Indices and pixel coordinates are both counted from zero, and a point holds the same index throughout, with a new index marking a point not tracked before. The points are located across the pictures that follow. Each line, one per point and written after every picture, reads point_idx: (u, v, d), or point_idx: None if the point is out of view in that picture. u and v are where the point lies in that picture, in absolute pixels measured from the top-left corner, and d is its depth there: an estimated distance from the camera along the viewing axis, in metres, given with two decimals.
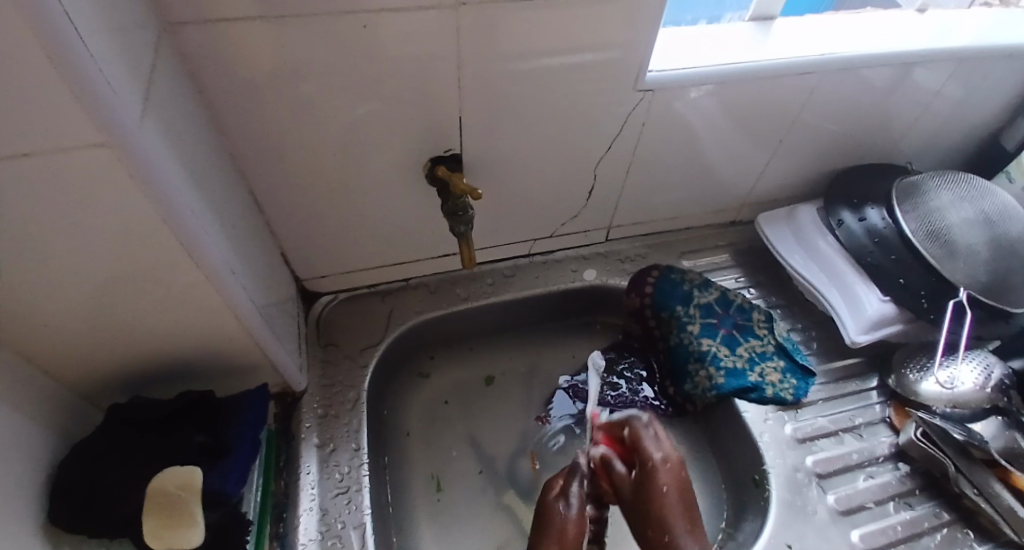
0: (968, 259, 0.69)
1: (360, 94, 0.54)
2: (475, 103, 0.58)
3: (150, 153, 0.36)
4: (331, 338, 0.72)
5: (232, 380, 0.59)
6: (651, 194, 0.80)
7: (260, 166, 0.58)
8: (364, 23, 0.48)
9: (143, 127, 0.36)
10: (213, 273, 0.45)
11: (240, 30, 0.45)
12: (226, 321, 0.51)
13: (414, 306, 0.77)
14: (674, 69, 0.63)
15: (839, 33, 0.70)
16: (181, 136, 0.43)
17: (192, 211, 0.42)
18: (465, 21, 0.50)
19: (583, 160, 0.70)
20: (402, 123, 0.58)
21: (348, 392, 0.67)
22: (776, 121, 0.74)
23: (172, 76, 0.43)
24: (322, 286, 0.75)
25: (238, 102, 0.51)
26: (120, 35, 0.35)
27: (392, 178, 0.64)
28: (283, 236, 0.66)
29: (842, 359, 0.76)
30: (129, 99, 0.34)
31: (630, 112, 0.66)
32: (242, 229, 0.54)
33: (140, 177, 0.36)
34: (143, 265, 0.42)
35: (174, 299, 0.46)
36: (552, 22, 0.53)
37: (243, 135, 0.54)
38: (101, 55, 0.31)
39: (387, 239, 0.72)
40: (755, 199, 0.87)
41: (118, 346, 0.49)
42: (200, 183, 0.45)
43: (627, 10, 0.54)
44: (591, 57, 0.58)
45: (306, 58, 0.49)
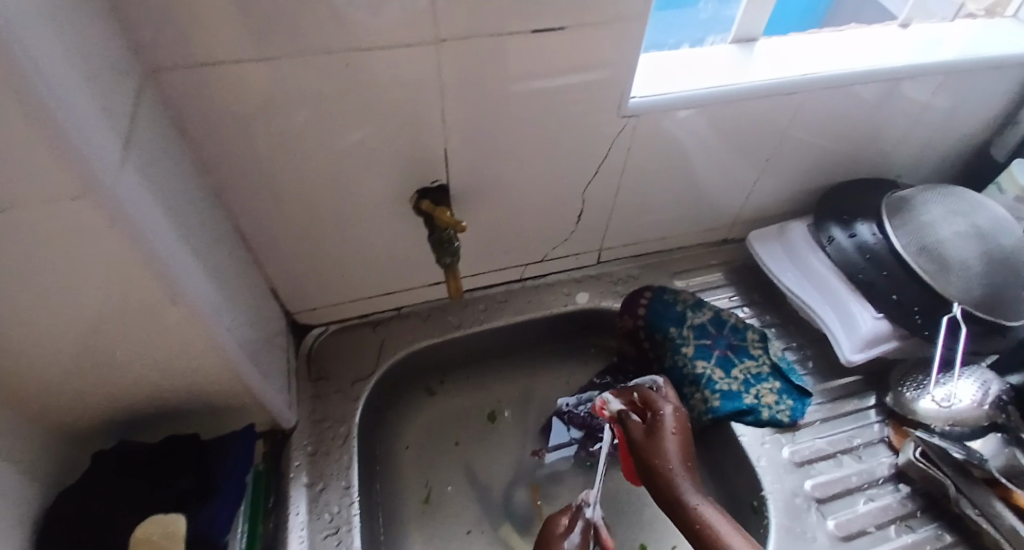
0: (960, 273, 0.68)
1: (346, 129, 0.54)
2: (459, 133, 0.59)
3: (131, 201, 0.36)
4: (322, 371, 0.72)
5: (222, 421, 0.59)
6: (641, 215, 0.80)
7: (247, 204, 0.58)
8: (347, 62, 0.48)
9: (124, 174, 0.36)
10: (197, 315, 0.45)
11: (223, 72, 0.46)
12: (212, 362, 0.50)
13: (406, 335, 0.76)
14: (660, 94, 0.63)
15: (823, 52, 0.71)
16: (163, 180, 0.42)
17: (176, 255, 0.42)
18: (447, 56, 0.51)
19: (570, 185, 0.71)
20: (388, 155, 0.58)
21: (339, 426, 0.66)
22: (763, 139, 0.74)
23: (154, 121, 0.43)
24: (313, 319, 0.74)
25: (223, 141, 0.51)
26: (101, 87, 0.35)
27: (380, 210, 0.64)
28: (272, 270, 0.66)
29: (839, 378, 0.76)
30: (111, 149, 0.34)
31: (615, 137, 0.66)
32: (228, 267, 0.54)
33: (122, 228, 0.35)
34: (126, 310, 0.42)
35: (159, 342, 0.46)
36: (534, 54, 0.54)
37: (228, 173, 0.54)
38: (80, 108, 0.31)
39: (377, 269, 0.72)
40: (744, 217, 0.87)
41: (104, 391, 0.49)
42: (183, 226, 0.45)
43: (607, 39, 0.55)
44: (573, 86, 0.58)
45: (290, 97, 0.50)
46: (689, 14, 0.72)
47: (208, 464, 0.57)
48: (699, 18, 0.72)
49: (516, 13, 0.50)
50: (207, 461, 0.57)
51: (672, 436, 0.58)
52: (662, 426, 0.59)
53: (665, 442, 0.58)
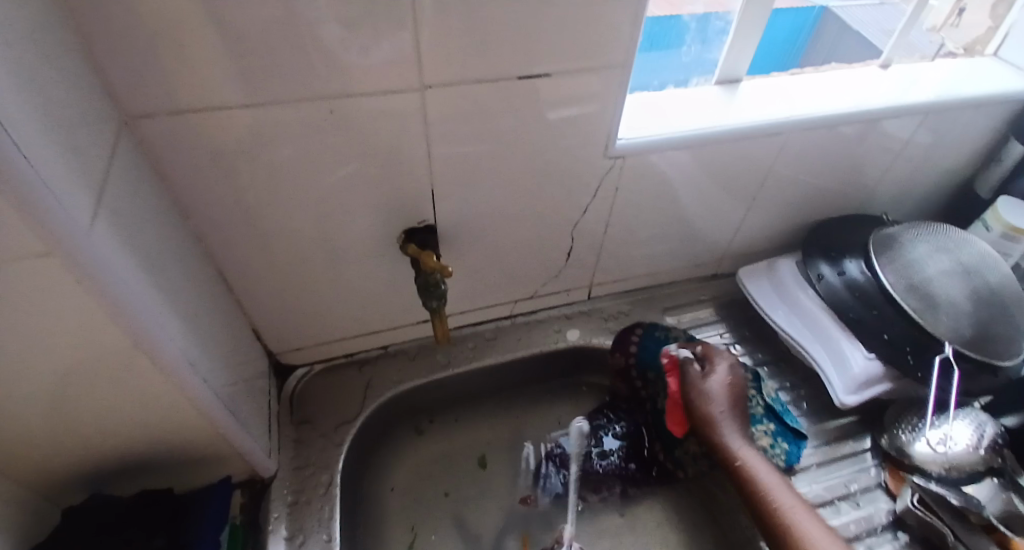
0: (950, 312, 0.68)
1: (330, 173, 0.54)
2: (446, 175, 0.58)
3: (101, 256, 0.35)
4: (305, 415, 0.70)
5: (199, 473, 0.56)
6: (630, 251, 0.79)
7: (229, 247, 0.57)
8: (331, 108, 0.48)
9: (94, 228, 0.35)
10: (170, 368, 0.43)
11: (204, 119, 0.45)
12: (187, 414, 0.48)
13: (393, 375, 0.74)
14: (646, 136, 0.63)
15: (805, 93, 0.72)
16: (139, 230, 0.41)
17: (150, 307, 0.41)
18: (432, 101, 0.51)
19: (558, 223, 0.70)
20: (374, 197, 0.58)
21: (320, 474, 0.64)
22: (750, 176, 0.75)
23: (131, 169, 0.42)
24: (297, 360, 0.73)
25: (203, 186, 0.50)
26: (73, 141, 0.34)
27: (366, 251, 0.63)
28: (254, 312, 0.64)
29: (833, 419, 0.75)
30: (81, 203, 0.33)
31: (603, 177, 0.66)
32: (206, 313, 0.52)
33: (90, 283, 0.34)
34: (94, 365, 0.40)
35: (131, 395, 0.44)
36: (520, 99, 0.54)
37: (210, 217, 0.53)
38: (47, 164, 0.30)
39: (363, 308, 0.70)
40: (734, 253, 0.87)
41: (70, 447, 0.47)
42: (159, 276, 0.43)
43: (592, 83, 0.55)
44: (560, 128, 0.58)
45: (274, 143, 0.49)
46: (672, 57, 0.72)
47: (180, 520, 0.54)
48: (681, 61, 0.72)
49: (500, 59, 0.50)
50: (179, 516, 0.54)
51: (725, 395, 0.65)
52: (715, 387, 0.66)
53: (719, 399, 0.65)
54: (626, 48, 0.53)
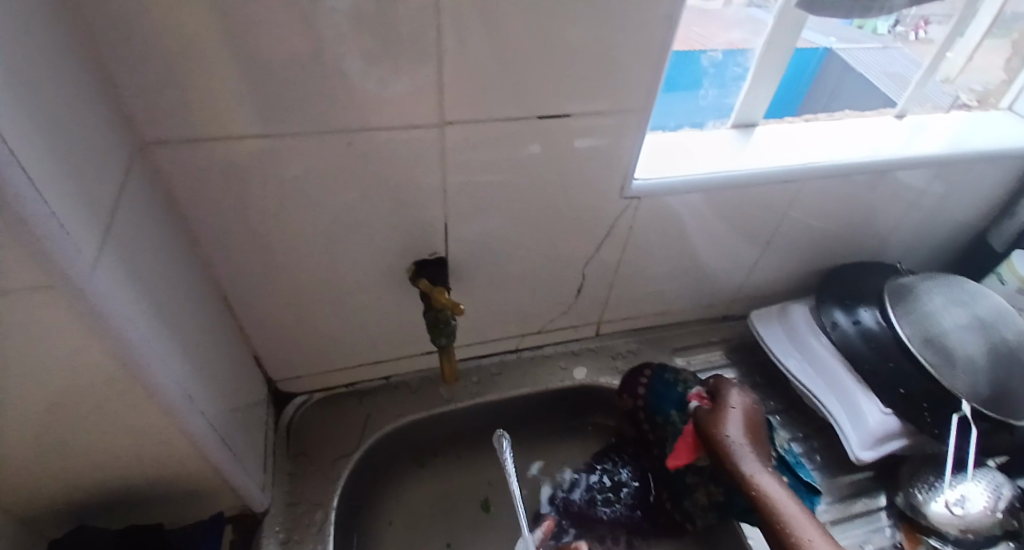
0: (968, 368, 0.66)
1: (344, 204, 0.53)
2: (460, 209, 0.58)
3: (105, 287, 0.34)
4: (302, 447, 0.68)
5: (189, 507, 0.54)
6: (641, 290, 0.78)
7: (236, 274, 0.56)
8: (349, 141, 0.48)
9: (101, 259, 0.34)
10: (168, 402, 0.42)
11: (220, 148, 0.45)
12: (181, 448, 0.47)
13: (394, 408, 0.73)
14: (660, 178, 0.63)
15: (821, 140, 0.72)
16: (146, 259, 0.41)
17: (151, 338, 0.39)
18: (450, 138, 0.50)
19: (570, 260, 0.69)
20: (387, 229, 0.57)
21: (314, 511, 0.61)
22: (764, 219, 0.74)
23: (142, 197, 0.42)
24: (297, 388, 0.71)
25: (214, 213, 0.49)
26: (85, 170, 0.34)
27: (375, 282, 0.62)
28: (257, 339, 0.63)
29: (852, 473, 0.73)
30: (88, 233, 0.32)
31: (618, 217, 0.65)
32: (208, 342, 0.51)
33: (92, 317, 0.33)
34: (89, 397, 0.39)
35: (124, 428, 0.43)
36: (538, 138, 0.53)
37: (219, 244, 0.52)
38: (56, 195, 0.29)
39: (367, 339, 0.69)
40: (746, 295, 0.86)
41: (57, 479, 0.45)
42: (163, 306, 0.42)
43: (611, 125, 0.55)
44: (576, 168, 0.58)
45: (289, 173, 0.49)
46: (689, 100, 0.72)
47: None
48: (698, 104, 0.72)
49: (520, 99, 0.50)
50: None
51: (737, 421, 0.61)
52: (729, 415, 0.62)
53: (730, 423, 0.61)
54: (646, 92, 0.53)
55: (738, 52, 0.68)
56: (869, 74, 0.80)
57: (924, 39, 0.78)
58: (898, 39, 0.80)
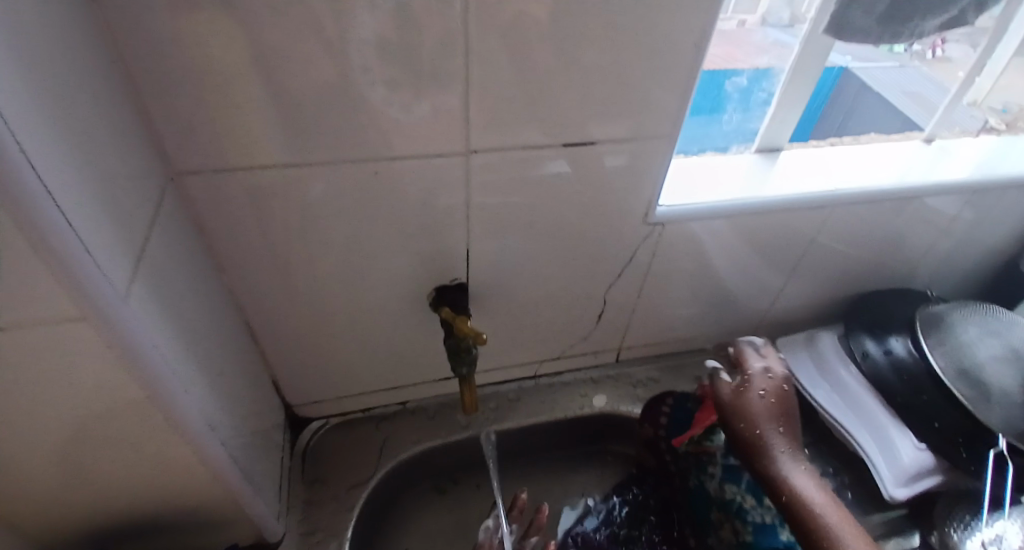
0: (1003, 402, 0.63)
1: (368, 231, 0.53)
2: (483, 235, 0.57)
3: (135, 319, 0.34)
4: (317, 474, 0.67)
5: (205, 537, 0.53)
6: (663, 317, 0.77)
7: (258, 299, 0.56)
8: (375, 169, 0.48)
9: (130, 290, 0.34)
10: (190, 431, 0.41)
11: (248, 176, 0.45)
12: (200, 477, 0.46)
13: (410, 434, 0.72)
14: (683, 204, 0.62)
15: (847, 166, 0.71)
16: (172, 287, 0.41)
17: (176, 368, 0.39)
18: (475, 165, 0.50)
19: (592, 286, 0.69)
20: (409, 255, 0.57)
21: (329, 541, 0.60)
22: (789, 245, 0.73)
23: (170, 224, 0.42)
24: (314, 412, 0.70)
25: (239, 238, 0.50)
26: (117, 200, 0.34)
27: (395, 307, 0.62)
28: (276, 363, 0.63)
29: (883, 511, 0.70)
30: (118, 264, 0.33)
31: (641, 243, 0.65)
32: (229, 367, 0.51)
33: (120, 348, 0.33)
34: (110, 427, 0.38)
35: (144, 457, 0.42)
36: (563, 165, 0.53)
37: (242, 268, 0.52)
38: (89, 227, 0.30)
39: (386, 364, 0.68)
40: (770, 322, 0.84)
41: (77, 507, 0.44)
42: (188, 334, 0.42)
43: (636, 152, 0.54)
44: (600, 195, 0.57)
45: (314, 200, 0.49)
46: (714, 124, 0.71)
47: None
48: (722, 129, 0.72)
49: (545, 127, 0.49)
50: None
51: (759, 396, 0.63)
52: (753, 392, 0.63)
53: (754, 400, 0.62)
54: (672, 119, 0.53)
55: (763, 77, 0.69)
56: (888, 92, 0.82)
57: (942, 58, 0.78)
58: (916, 58, 0.79)
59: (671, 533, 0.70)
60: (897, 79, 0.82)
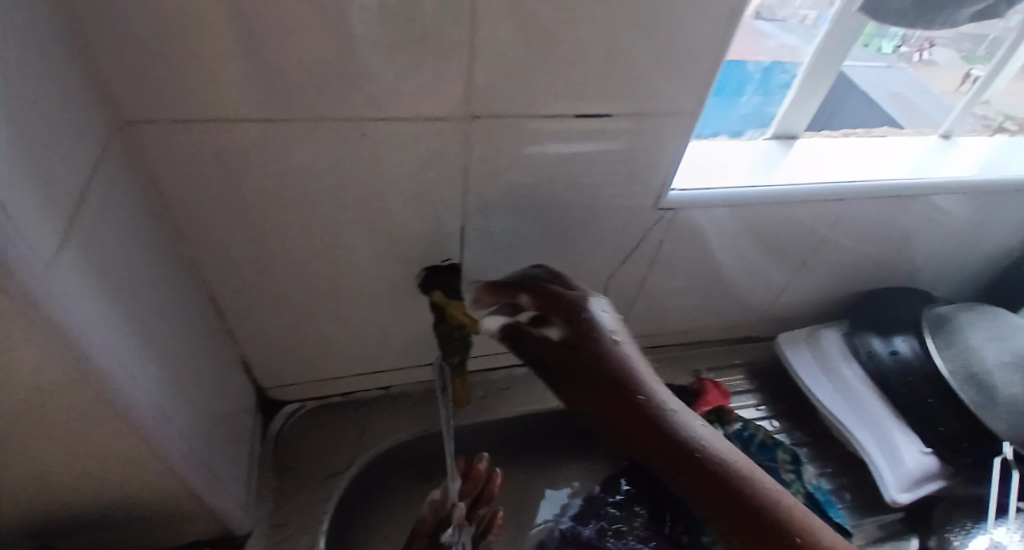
0: (1012, 410, 0.60)
1: (352, 202, 0.48)
2: (480, 213, 0.52)
3: (69, 297, 0.28)
4: (289, 462, 0.62)
5: (162, 533, 0.49)
6: (663, 307, 0.73)
7: (226, 271, 0.50)
8: (362, 132, 0.42)
9: (62, 261, 0.28)
10: (142, 425, 0.36)
11: (213, 130, 0.39)
12: (154, 474, 0.41)
13: (392, 422, 0.67)
14: (697, 189, 0.58)
15: (865, 157, 0.68)
16: (119, 256, 0.35)
17: (123, 355, 0.33)
18: (476, 134, 0.45)
19: (593, 274, 0.64)
20: (397, 231, 0.51)
21: (302, 535, 0.56)
22: (800, 239, 0.69)
23: (118, 182, 0.36)
24: (287, 395, 0.65)
25: (203, 203, 0.44)
26: (45, 150, 0.28)
27: (380, 287, 0.57)
28: (246, 342, 0.57)
29: (878, 514, 0.69)
30: (46, 232, 0.27)
31: (648, 230, 0.60)
32: (190, 349, 0.46)
33: (48, 332, 0.27)
34: (42, 419, 0.33)
35: (86, 452, 0.37)
36: (573, 139, 0.48)
37: (207, 237, 0.47)
38: (7, 182, 0.24)
39: (368, 347, 0.63)
40: (771, 317, 0.81)
41: (9, 502, 0.39)
42: (139, 312, 0.37)
43: (652, 129, 0.50)
44: (610, 175, 0.53)
45: (291, 163, 0.43)
46: (731, 108, 0.65)
47: None
48: (740, 113, 0.66)
49: (558, 94, 0.44)
50: None
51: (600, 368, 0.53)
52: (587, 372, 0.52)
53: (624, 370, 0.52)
54: (694, 94, 0.48)
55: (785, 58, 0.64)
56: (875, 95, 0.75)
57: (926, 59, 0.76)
58: (903, 59, 0.75)
59: (663, 532, 0.66)
60: (884, 80, 0.75)
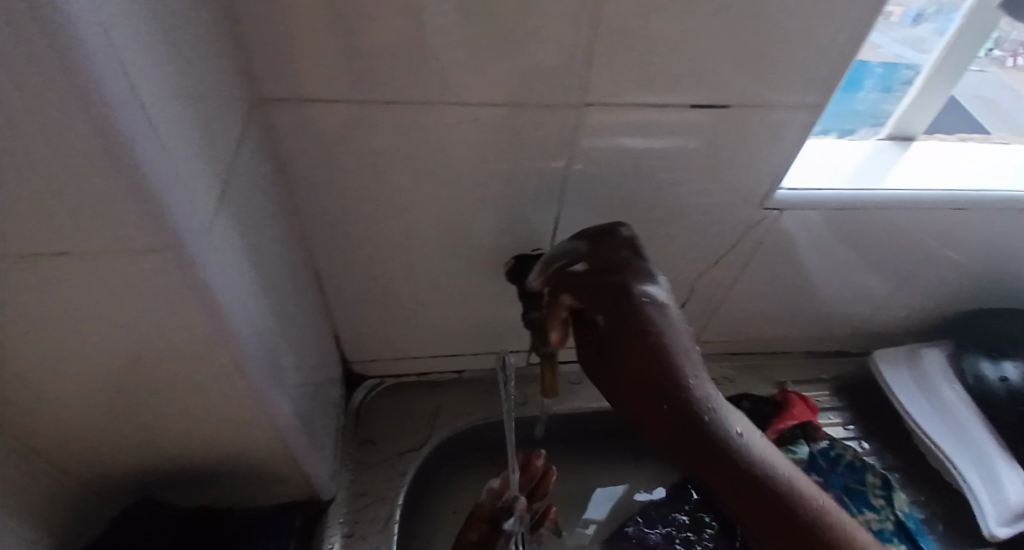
0: None
1: (456, 186, 0.49)
2: (577, 203, 0.53)
3: (214, 258, 0.30)
4: (369, 435, 0.64)
5: (259, 491, 0.52)
6: (748, 313, 0.70)
7: (330, 248, 0.52)
8: (473, 116, 0.43)
9: (213, 224, 0.30)
10: (260, 385, 0.38)
11: (336, 109, 0.41)
12: (263, 433, 0.43)
13: (464, 406, 0.68)
14: (807, 188, 0.56)
15: (991, 163, 0.62)
16: (253, 224, 0.37)
17: (249, 317, 0.36)
18: (586, 121, 0.45)
19: (681, 272, 0.63)
20: (493, 217, 0.52)
21: (380, 506, 0.58)
22: (910, 252, 0.64)
23: (254, 155, 0.38)
24: (370, 371, 0.68)
25: (317, 179, 0.46)
26: (206, 119, 0.30)
27: (470, 273, 0.58)
28: (339, 317, 0.60)
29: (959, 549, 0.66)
30: (204, 195, 0.29)
31: (748, 230, 0.59)
32: (299, 318, 0.48)
33: (196, 290, 0.29)
34: (178, 373, 0.35)
35: (208, 407, 0.39)
36: (679, 130, 0.47)
37: (317, 213, 0.49)
38: (172, 143, 0.25)
39: (450, 331, 0.65)
40: (865, 331, 0.76)
41: (137, 449, 0.42)
42: (265, 278, 0.39)
43: (762, 121, 0.48)
44: (714, 169, 0.52)
45: (404, 145, 0.44)
46: (845, 102, 0.61)
47: None
48: (853, 109, 0.61)
49: (670, 82, 0.43)
50: None
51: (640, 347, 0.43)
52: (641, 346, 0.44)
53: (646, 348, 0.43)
54: (812, 86, 0.46)
55: (910, 52, 0.59)
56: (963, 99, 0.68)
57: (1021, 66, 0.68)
58: (995, 63, 0.68)
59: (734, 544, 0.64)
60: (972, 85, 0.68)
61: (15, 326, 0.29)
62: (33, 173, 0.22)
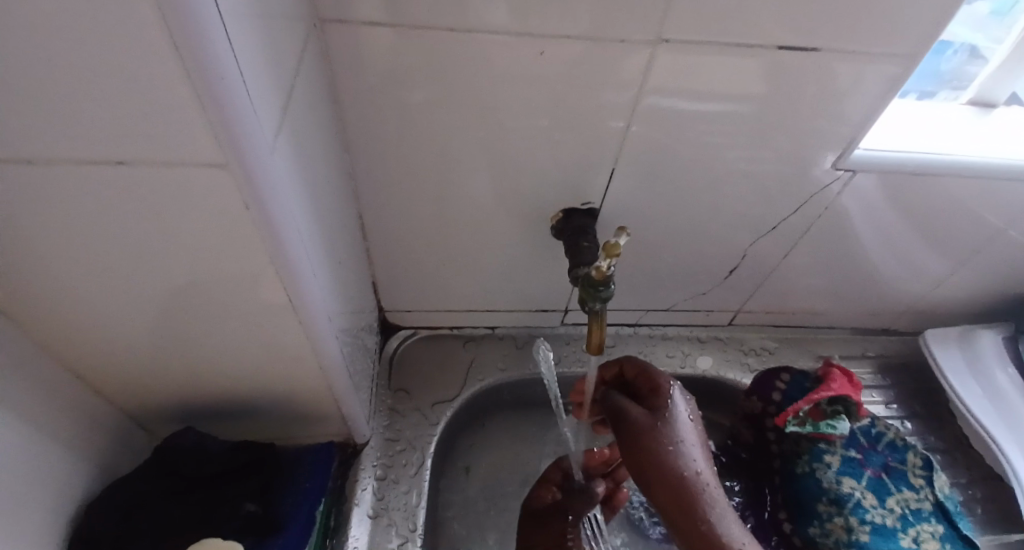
0: None
1: (512, 130, 0.46)
2: (635, 157, 0.50)
3: (276, 181, 0.28)
4: (403, 383, 0.64)
5: (296, 428, 0.52)
6: (798, 286, 0.68)
7: (376, 189, 0.51)
8: (541, 50, 0.40)
9: (275, 144, 0.28)
10: (310, 319, 0.37)
11: (396, 37, 0.39)
12: (307, 371, 0.43)
13: (499, 360, 0.67)
14: (884, 151, 0.52)
15: None
16: (307, 153, 0.35)
17: (304, 249, 0.34)
18: (659, 63, 0.41)
19: (734, 240, 0.60)
20: (548, 167, 0.50)
21: (413, 453, 0.58)
22: (981, 231, 0.60)
23: (311, 81, 0.36)
24: (405, 321, 0.67)
25: (370, 113, 0.44)
26: (272, 29, 0.28)
27: (517, 227, 0.56)
28: (379, 263, 0.59)
29: (1001, 536, 0.64)
30: (268, 109, 0.27)
31: (811, 198, 0.55)
32: (343, 259, 0.47)
33: (256, 211, 0.28)
34: (224, 301, 0.34)
35: (254, 339, 0.39)
36: (762, 77, 0.43)
37: (366, 151, 0.47)
38: (242, 50, 0.23)
39: (489, 286, 0.63)
40: (917, 311, 0.73)
41: (179, 378, 0.42)
42: (317, 211, 0.38)
43: (852, 72, 0.44)
44: (786, 127, 0.48)
45: (461, 81, 0.42)
46: (933, 61, 0.57)
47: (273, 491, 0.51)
48: (939, 69, 0.58)
49: (758, 21, 0.39)
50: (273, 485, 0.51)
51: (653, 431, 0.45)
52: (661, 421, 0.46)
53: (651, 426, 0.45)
54: (916, 33, 0.41)
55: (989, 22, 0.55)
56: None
57: None
58: None
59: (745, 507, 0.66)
60: None
61: (66, 236, 0.28)
62: (85, 71, 0.20)
